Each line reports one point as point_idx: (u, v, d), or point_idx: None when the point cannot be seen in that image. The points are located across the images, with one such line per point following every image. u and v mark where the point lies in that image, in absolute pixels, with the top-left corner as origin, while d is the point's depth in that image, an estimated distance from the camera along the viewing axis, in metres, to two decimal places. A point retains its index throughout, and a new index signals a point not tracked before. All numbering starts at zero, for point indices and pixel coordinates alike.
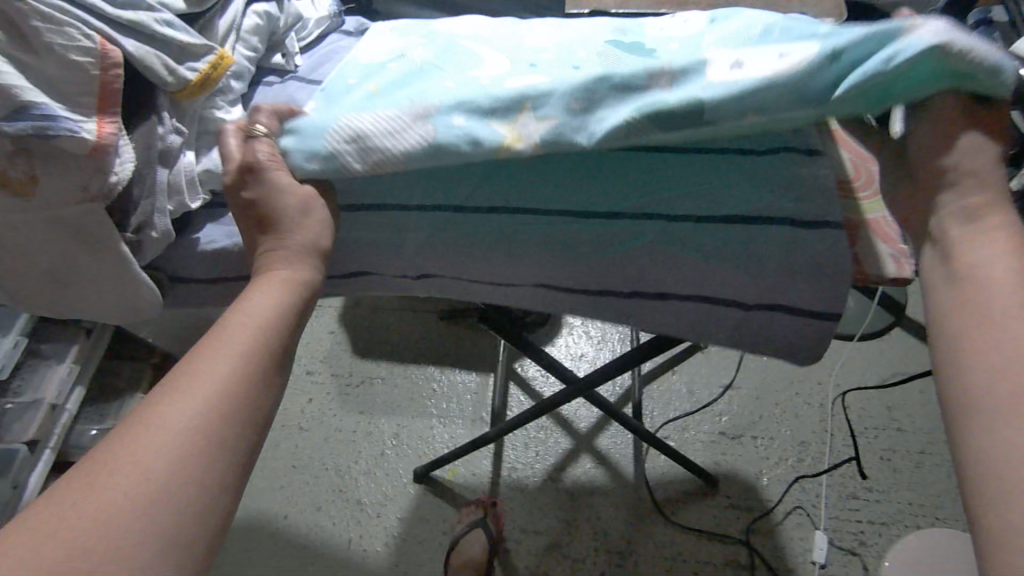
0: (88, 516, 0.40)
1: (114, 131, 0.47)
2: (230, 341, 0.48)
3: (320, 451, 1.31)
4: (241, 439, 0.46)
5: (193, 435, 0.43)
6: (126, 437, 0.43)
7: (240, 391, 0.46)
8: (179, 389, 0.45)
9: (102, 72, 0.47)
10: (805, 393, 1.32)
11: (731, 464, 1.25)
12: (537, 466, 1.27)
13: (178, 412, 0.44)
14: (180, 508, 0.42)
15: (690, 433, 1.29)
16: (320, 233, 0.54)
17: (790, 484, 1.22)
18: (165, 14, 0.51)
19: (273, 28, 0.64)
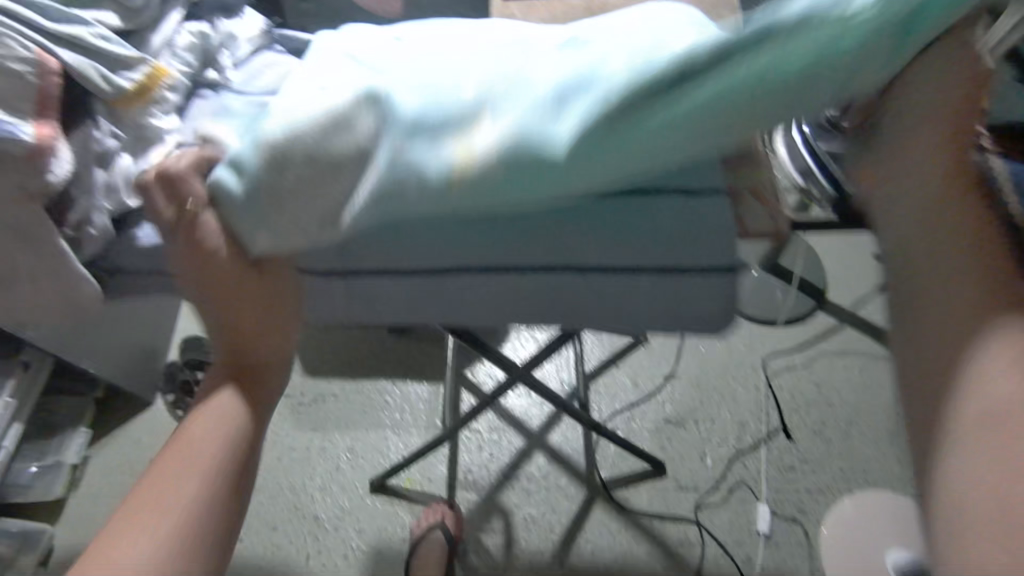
0: None
1: (51, 133, 0.61)
2: (193, 457, 0.56)
3: (274, 471, 1.30)
4: (206, 550, 0.54)
5: (160, 557, 0.52)
6: (100, 557, 0.52)
7: (200, 505, 0.55)
8: (143, 515, 0.53)
9: (40, 79, 0.61)
10: (741, 376, 1.39)
11: (675, 449, 1.32)
12: (492, 466, 1.30)
13: (144, 537, 0.52)
14: None
15: (637, 422, 1.35)
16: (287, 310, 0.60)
17: (731, 462, 1.30)
18: (99, 30, 0.65)
19: (207, 46, 0.76)
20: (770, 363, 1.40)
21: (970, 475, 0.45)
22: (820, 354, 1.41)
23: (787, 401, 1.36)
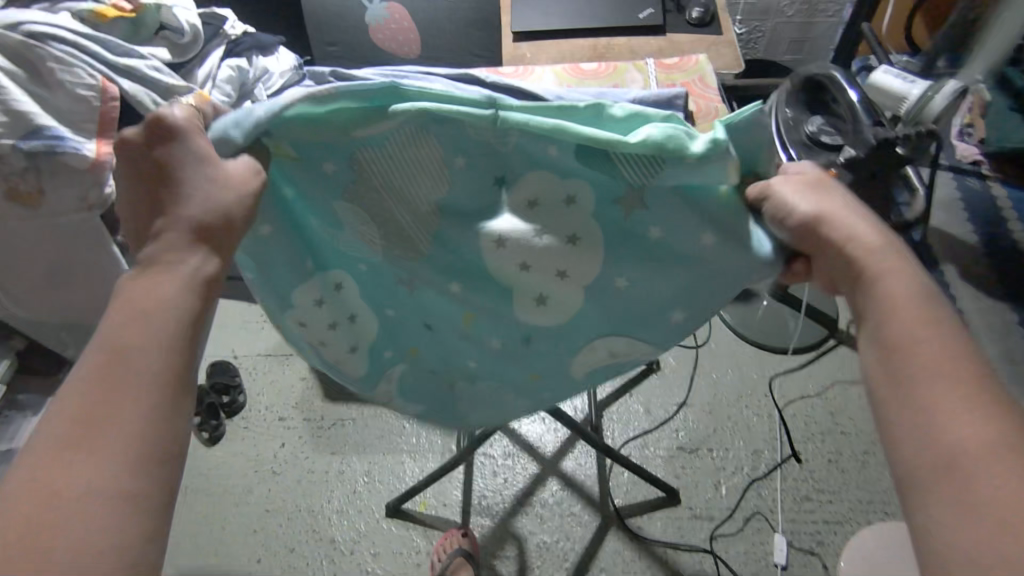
0: (89, 413, 0.45)
1: (108, 150, 0.73)
2: (152, 298, 0.49)
3: (293, 494, 1.34)
4: (145, 388, 0.47)
5: (102, 374, 0.46)
6: (89, 387, 0.46)
7: (152, 356, 0.47)
8: (99, 372, 0.46)
9: (102, 103, 0.73)
10: (754, 405, 1.40)
11: (689, 478, 1.32)
12: (504, 493, 1.31)
13: (108, 360, 0.46)
14: (114, 436, 0.45)
15: (650, 450, 1.36)
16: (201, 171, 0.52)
17: (745, 491, 1.30)
18: (153, 62, 0.78)
19: (243, 79, 0.90)
20: (780, 392, 1.41)
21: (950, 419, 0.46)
22: (830, 383, 1.42)
23: (800, 430, 1.37)
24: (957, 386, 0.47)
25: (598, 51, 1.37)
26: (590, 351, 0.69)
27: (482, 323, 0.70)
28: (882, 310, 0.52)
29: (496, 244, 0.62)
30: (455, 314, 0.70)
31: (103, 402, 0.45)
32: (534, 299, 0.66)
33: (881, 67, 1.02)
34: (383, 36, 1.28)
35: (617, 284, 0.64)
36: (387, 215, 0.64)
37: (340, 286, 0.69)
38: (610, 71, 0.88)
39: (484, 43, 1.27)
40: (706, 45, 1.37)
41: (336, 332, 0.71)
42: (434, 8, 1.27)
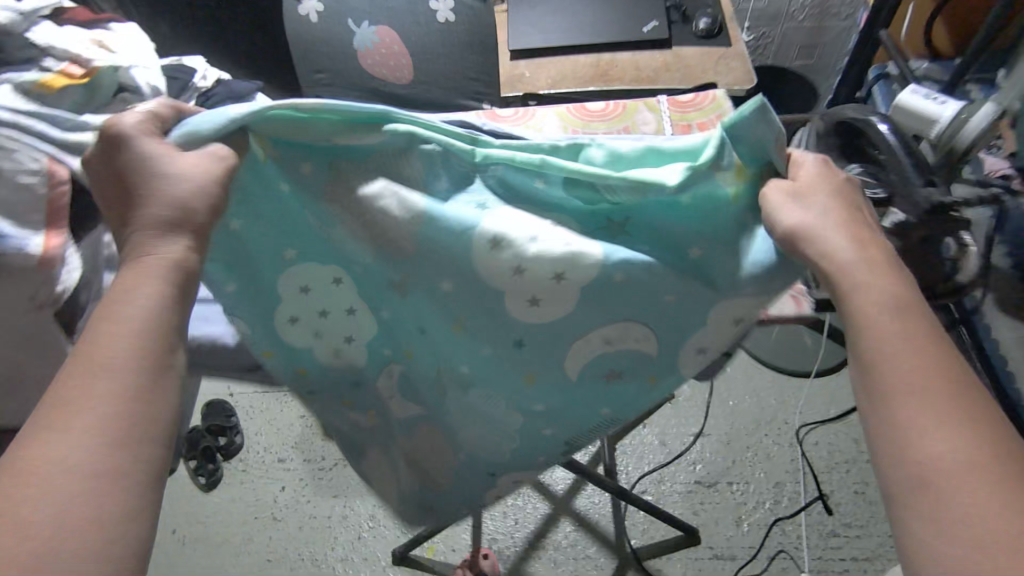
0: (74, 394, 0.43)
1: (59, 243, 0.63)
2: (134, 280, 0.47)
3: (296, 541, 1.29)
4: (127, 366, 0.44)
5: (89, 357, 0.45)
6: (75, 368, 0.44)
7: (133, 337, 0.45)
8: (83, 356, 0.45)
9: (49, 191, 0.64)
10: (774, 433, 1.34)
11: (708, 515, 1.26)
12: (516, 535, 1.26)
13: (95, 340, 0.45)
14: (94, 417, 0.43)
15: (666, 485, 1.30)
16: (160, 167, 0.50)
17: (768, 528, 1.24)
18: None
19: None
20: (801, 420, 1.35)
21: (938, 451, 0.43)
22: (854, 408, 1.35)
23: (823, 460, 1.30)
24: (936, 407, 0.44)
25: (601, 68, 1.30)
26: (585, 343, 0.59)
27: (477, 311, 0.59)
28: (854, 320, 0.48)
29: (493, 244, 0.55)
30: (445, 318, 0.60)
31: (86, 385, 0.43)
32: (526, 298, 0.57)
33: (909, 87, 0.96)
34: (374, 61, 1.20)
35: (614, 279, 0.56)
36: (365, 212, 0.55)
37: (336, 284, 0.61)
38: (619, 111, 0.75)
39: (482, 68, 1.23)
40: (715, 57, 1.30)
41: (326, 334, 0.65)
42: (427, 31, 1.20)
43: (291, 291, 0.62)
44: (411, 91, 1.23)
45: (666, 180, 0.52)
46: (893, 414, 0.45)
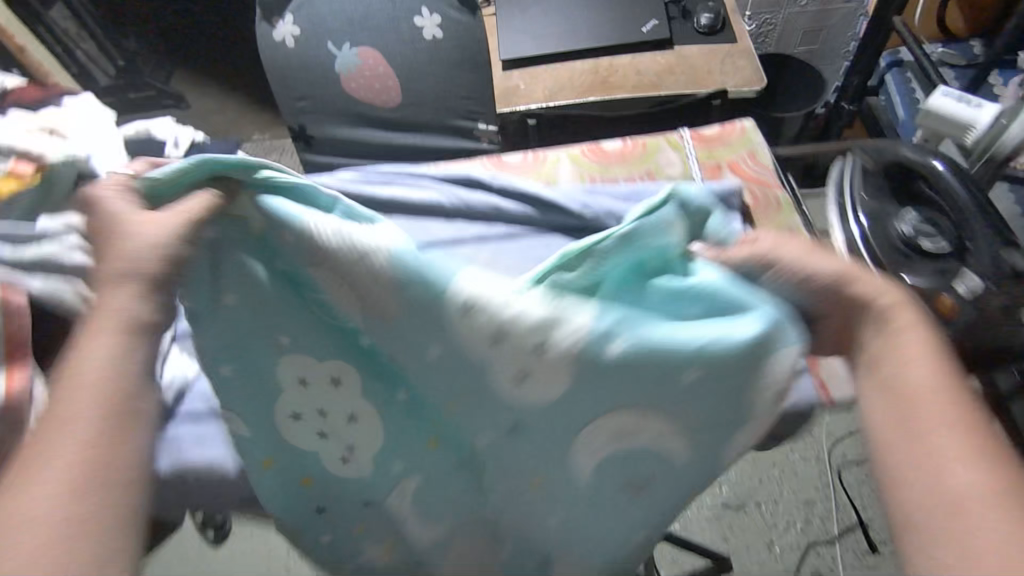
0: (44, 465, 0.40)
1: (23, 380, 0.55)
2: (93, 341, 0.44)
3: None
4: (91, 431, 0.41)
5: (53, 426, 0.41)
6: (42, 437, 0.41)
7: (97, 404, 0.42)
8: (46, 428, 0.41)
9: (7, 324, 0.56)
10: (800, 448, 1.29)
11: (739, 539, 1.22)
12: None
13: (65, 411, 0.42)
14: (61, 489, 0.40)
15: (693, 510, 1.25)
16: (117, 223, 0.46)
17: (802, 549, 1.21)
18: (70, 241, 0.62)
19: None
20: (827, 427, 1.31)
21: (970, 486, 0.41)
22: None
23: (852, 470, 1.26)
24: (966, 445, 0.42)
25: (601, 74, 1.21)
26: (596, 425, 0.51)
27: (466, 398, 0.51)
28: (895, 364, 0.45)
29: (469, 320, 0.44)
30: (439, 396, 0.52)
31: (48, 455, 0.41)
32: (515, 376, 0.47)
33: (940, 89, 0.89)
34: (358, 85, 1.11)
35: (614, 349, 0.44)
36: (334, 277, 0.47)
37: (334, 387, 0.55)
38: (642, 149, 0.71)
39: (474, 86, 1.14)
40: (719, 57, 1.22)
41: (320, 446, 0.57)
42: (413, 48, 1.09)
43: (287, 389, 0.54)
44: (399, 113, 1.16)
45: (656, 240, 0.45)
46: (897, 426, 0.44)
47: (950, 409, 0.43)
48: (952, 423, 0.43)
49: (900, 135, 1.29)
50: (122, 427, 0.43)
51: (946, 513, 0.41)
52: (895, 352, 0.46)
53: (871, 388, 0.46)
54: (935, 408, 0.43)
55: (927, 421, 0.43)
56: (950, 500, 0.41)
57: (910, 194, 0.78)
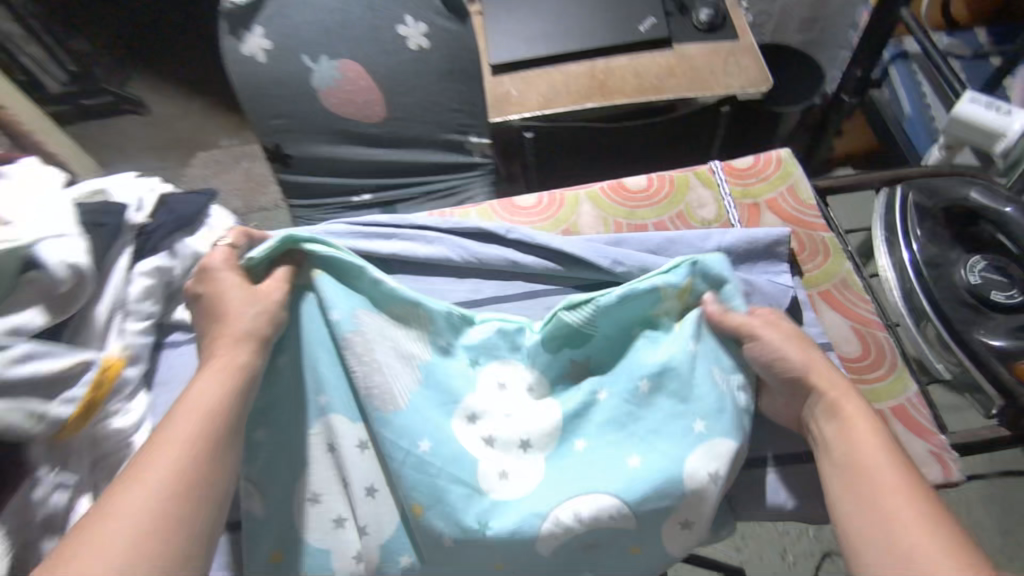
0: (139, 485, 0.50)
1: None
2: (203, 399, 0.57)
3: None
4: (189, 462, 0.53)
5: (157, 454, 0.53)
6: (141, 463, 0.52)
7: (197, 447, 0.54)
8: (151, 456, 0.52)
9: None
10: None
11: (754, 549, 1.19)
12: None
13: (168, 449, 0.53)
14: (152, 506, 0.50)
15: None
16: (236, 295, 0.64)
17: (818, 558, 1.17)
18: (23, 352, 0.56)
19: (169, 277, 0.73)
20: None
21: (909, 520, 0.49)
22: None
23: None
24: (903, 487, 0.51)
25: (597, 78, 1.12)
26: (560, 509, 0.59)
27: (440, 489, 0.60)
28: (838, 425, 0.57)
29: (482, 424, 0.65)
30: (410, 492, 0.60)
31: (146, 477, 0.51)
32: (496, 472, 0.62)
33: (968, 94, 0.84)
34: (338, 100, 1.02)
35: (576, 447, 0.64)
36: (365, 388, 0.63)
37: (360, 451, 0.64)
38: (672, 187, 0.82)
39: (464, 96, 1.06)
40: (722, 56, 1.14)
41: (315, 512, 0.63)
42: (394, 60, 1.00)
43: (317, 450, 0.65)
44: (384, 129, 1.07)
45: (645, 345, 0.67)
46: (841, 476, 0.55)
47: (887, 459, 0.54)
48: (892, 482, 0.52)
49: (906, 128, 1.27)
50: (205, 468, 0.53)
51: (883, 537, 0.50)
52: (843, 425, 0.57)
53: (828, 460, 0.57)
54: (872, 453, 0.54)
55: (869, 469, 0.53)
56: (890, 528, 0.49)
57: (971, 238, 0.76)
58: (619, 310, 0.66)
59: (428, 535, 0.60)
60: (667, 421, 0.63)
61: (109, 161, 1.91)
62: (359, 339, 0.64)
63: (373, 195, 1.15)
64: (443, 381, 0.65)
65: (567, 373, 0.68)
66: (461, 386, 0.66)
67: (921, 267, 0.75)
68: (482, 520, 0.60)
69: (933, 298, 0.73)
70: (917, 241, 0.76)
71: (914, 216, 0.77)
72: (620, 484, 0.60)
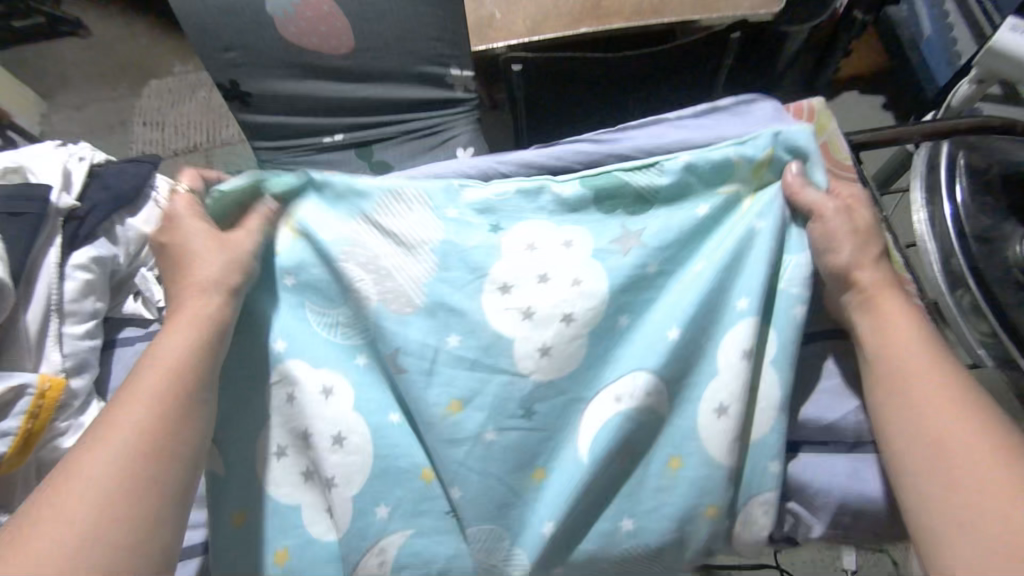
0: (89, 460, 0.44)
1: None
2: (165, 356, 0.49)
3: None
4: (148, 428, 0.46)
5: (111, 422, 0.46)
6: (93, 436, 0.45)
7: (160, 412, 0.47)
8: (106, 425, 0.46)
9: None
10: None
11: None
12: None
13: (124, 416, 0.46)
14: (103, 483, 0.43)
15: None
16: (200, 236, 0.55)
17: None
18: None
19: (114, 267, 0.68)
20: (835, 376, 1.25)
21: (969, 460, 0.44)
22: None
23: None
24: (959, 418, 0.46)
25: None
26: (593, 404, 0.53)
27: (481, 381, 0.53)
28: (881, 337, 0.51)
29: (524, 313, 0.54)
30: (448, 387, 0.53)
31: (97, 447, 0.45)
32: (535, 350, 0.53)
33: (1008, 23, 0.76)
34: (299, 29, 0.90)
35: (621, 323, 0.55)
36: (385, 278, 0.55)
37: (324, 400, 0.54)
38: None
39: (442, 23, 0.92)
40: None
41: (279, 468, 0.55)
42: None
43: (277, 403, 0.55)
44: (353, 62, 0.95)
45: (693, 211, 0.56)
46: (888, 406, 0.49)
47: (939, 381, 0.47)
48: (948, 410, 0.46)
49: (925, 51, 1.18)
50: (170, 434, 0.47)
51: (939, 515, 0.44)
52: (886, 330, 0.50)
53: (872, 381, 0.50)
54: (940, 409, 0.46)
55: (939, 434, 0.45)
56: (947, 471, 0.44)
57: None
58: (685, 179, 0.56)
59: (456, 441, 0.52)
60: (714, 297, 0.53)
61: (51, 93, 1.73)
62: (357, 251, 0.55)
63: (347, 135, 1.05)
64: (468, 262, 0.55)
65: (612, 238, 0.56)
66: (483, 258, 0.55)
67: (962, 223, 0.60)
68: (527, 408, 0.53)
69: (977, 265, 0.58)
70: (964, 199, 0.61)
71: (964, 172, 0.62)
72: (669, 363, 0.53)
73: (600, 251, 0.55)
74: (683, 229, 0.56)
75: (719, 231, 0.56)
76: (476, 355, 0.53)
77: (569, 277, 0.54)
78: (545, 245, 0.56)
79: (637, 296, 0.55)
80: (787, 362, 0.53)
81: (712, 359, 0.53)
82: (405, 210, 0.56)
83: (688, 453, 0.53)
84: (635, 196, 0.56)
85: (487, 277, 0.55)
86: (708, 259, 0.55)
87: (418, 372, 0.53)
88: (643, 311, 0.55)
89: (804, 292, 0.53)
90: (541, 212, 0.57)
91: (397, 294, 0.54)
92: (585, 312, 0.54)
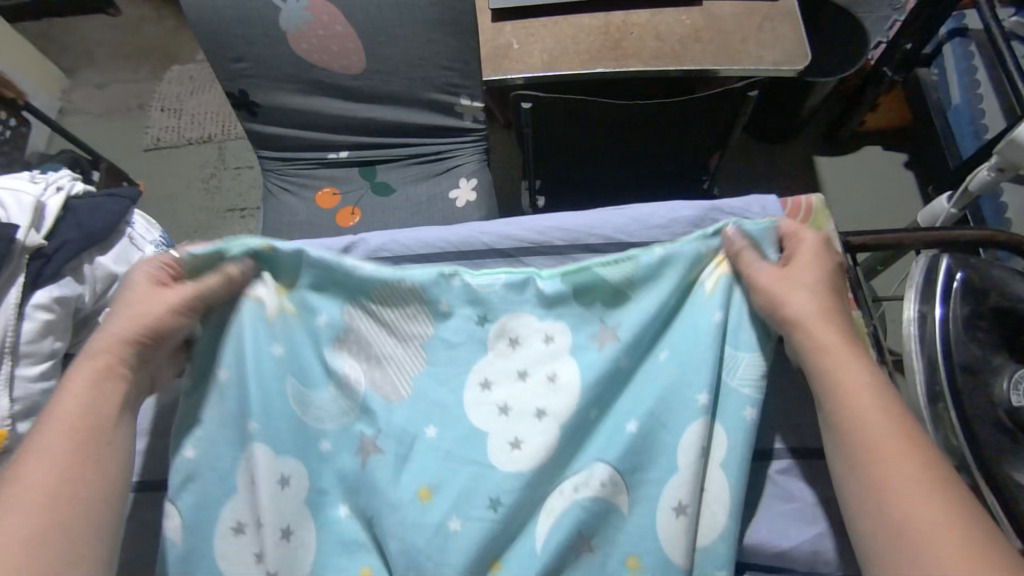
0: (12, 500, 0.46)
1: None
2: (76, 397, 0.52)
3: None
4: (67, 464, 0.49)
5: (28, 463, 0.48)
6: (10, 479, 0.48)
7: (76, 448, 0.50)
8: (24, 466, 0.48)
9: None
10: None
11: None
12: None
13: (40, 458, 0.49)
14: (31, 520, 0.46)
15: None
16: (152, 293, 0.57)
17: None
18: None
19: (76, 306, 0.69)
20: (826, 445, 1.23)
21: (916, 501, 0.44)
22: None
23: None
24: (908, 460, 0.46)
25: (611, 36, 0.94)
26: (557, 496, 0.53)
27: (452, 470, 0.54)
28: (839, 392, 0.50)
29: (501, 408, 0.56)
30: (419, 473, 0.54)
31: (16, 489, 0.47)
32: (508, 442, 0.54)
33: None
34: (310, 45, 0.88)
35: (591, 418, 0.55)
36: (372, 362, 0.59)
37: (280, 489, 0.55)
38: None
39: (453, 52, 0.89)
40: (758, 18, 0.95)
41: (228, 548, 0.56)
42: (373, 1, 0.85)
43: (243, 484, 0.57)
44: (362, 81, 0.94)
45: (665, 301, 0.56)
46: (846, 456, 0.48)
47: (887, 425, 0.48)
48: (898, 454, 0.46)
49: (950, 120, 1.17)
50: (90, 467, 0.50)
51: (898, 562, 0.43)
52: (838, 381, 0.51)
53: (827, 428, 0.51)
54: (889, 455, 0.46)
55: (900, 511, 0.44)
56: (899, 516, 0.44)
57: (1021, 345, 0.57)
58: (657, 273, 0.57)
59: (417, 528, 0.52)
60: (682, 402, 0.54)
61: (72, 70, 1.75)
62: (352, 338, 0.60)
63: (352, 153, 1.05)
64: (453, 355, 0.58)
65: (590, 338, 0.57)
66: (465, 347, 0.58)
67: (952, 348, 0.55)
68: (493, 504, 0.52)
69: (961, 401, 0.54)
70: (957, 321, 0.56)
71: (958, 297, 0.57)
72: (632, 461, 0.53)
73: (579, 347, 0.57)
74: (653, 329, 0.57)
75: (681, 329, 0.57)
76: (450, 445, 0.55)
77: (543, 374, 0.56)
78: (514, 341, 0.58)
79: (613, 399, 0.56)
80: (742, 470, 0.53)
81: (677, 462, 0.53)
82: (387, 285, 0.59)
83: (646, 554, 0.52)
84: (613, 295, 0.58)
85: (470, 369, 0.58)
86: (674, 352, 0.56)
87: (388, 458, 0.55)
88: (612, 413, 0.56)
89: (755, 395, 0.55)
90: (521, 300, 0.59)
91: (382, 375, 0.58)
92: (558, 412, 0.54)
